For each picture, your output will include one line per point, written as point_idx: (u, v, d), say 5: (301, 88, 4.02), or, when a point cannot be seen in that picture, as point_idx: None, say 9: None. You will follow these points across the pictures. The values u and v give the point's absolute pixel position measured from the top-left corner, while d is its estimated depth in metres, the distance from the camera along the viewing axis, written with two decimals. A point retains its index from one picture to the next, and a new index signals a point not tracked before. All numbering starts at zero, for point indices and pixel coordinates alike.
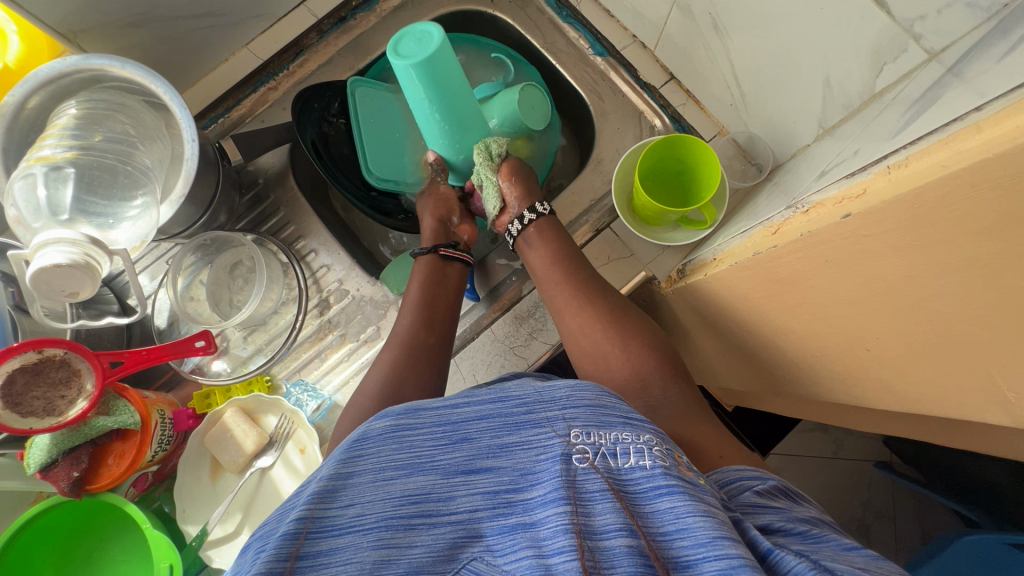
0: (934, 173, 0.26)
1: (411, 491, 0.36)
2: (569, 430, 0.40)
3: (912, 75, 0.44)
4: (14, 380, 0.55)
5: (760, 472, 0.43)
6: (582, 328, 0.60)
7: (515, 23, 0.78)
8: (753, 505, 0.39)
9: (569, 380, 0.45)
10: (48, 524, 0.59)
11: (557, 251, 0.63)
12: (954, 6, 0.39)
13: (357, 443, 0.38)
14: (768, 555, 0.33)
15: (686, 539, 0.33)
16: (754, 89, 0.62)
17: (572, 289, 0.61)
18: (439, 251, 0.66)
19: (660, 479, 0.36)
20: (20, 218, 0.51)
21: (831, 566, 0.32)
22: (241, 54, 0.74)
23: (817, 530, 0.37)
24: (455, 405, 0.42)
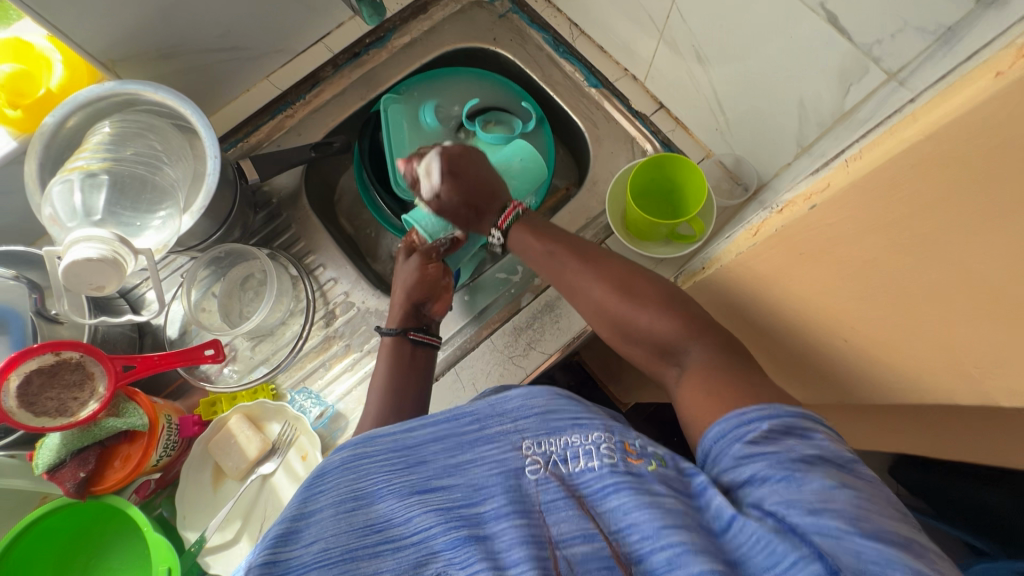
0: (883, 158, 0.30)
1: (370, 521, 0.40)
2: (522, 441, 0.45)
3: (875, 94, 0.48)
4: (31, 381, 0.57)
5: (765, 408, 0.43)
6: (592, 302, 0.60)
7: (516, 59, 0.85)
8: (741, 459, 0.41)
9: (521, 391, 0.50)
10: (52, 525, 0.60)
11: (539, 232, 0.65)
12: (905, 31, 0.43)
13: (317, 478, 0.42)
14: (729, 528, 0.38)
15: (634, 535, 0.38)
16: (738, 116, 0.67)
17: (578, 256, 0.62)
18: (407, 334, 0.67)
19: (608, 477, 0.42)
20: (55, 217, 0.55)
21: (795, 526, 0.36)
22: (262, 85, 0.80)
23: (805, 472, 0.38)
24: (408, 428, 0.47)
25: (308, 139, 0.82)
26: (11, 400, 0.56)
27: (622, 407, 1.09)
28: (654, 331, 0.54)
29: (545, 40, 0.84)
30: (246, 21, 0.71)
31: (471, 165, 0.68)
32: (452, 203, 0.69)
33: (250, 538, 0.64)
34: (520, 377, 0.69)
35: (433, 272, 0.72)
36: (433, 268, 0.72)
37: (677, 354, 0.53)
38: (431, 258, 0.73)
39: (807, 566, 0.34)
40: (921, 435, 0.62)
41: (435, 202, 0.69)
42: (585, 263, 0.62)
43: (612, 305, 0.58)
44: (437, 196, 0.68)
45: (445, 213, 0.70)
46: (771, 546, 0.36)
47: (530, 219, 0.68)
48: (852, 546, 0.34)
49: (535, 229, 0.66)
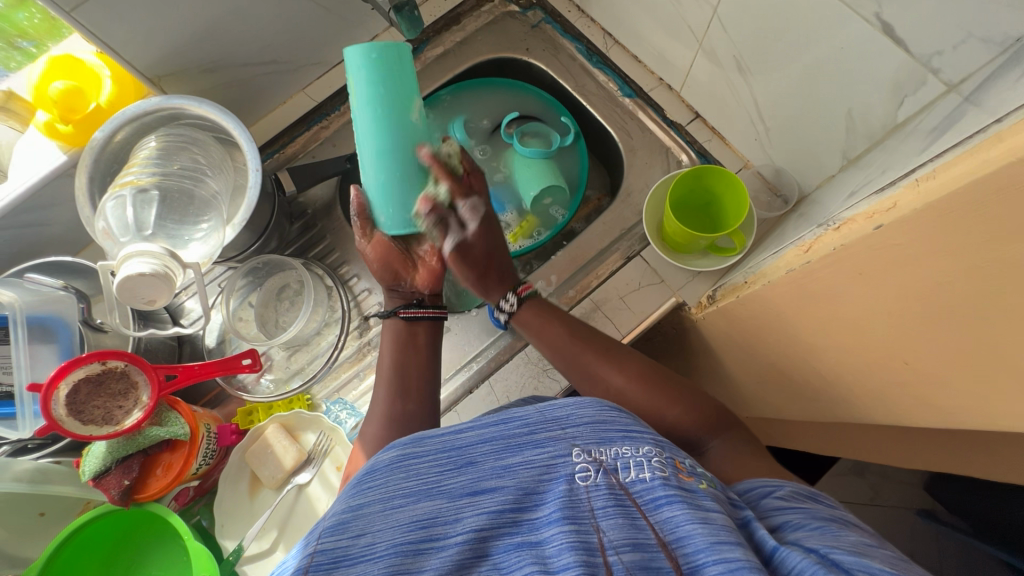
0: (961, 181, 0.29)
1: (417, 517, 0.40)
2: (574, 449, 0.44)
3: (934, 105, 0.47)
4: (79, 390, 0.59)
5: (787, 482, 0.45)
6: (614, 395, 0.59)
7: (549, 69, 0.85)
8: (773, 511, 0.41)
9: (571, 398, 0.48)
10: (95, 531, 0.61)
11: (552, 319, 0.64)
12: (968, 41, 0.42)
13: (367, 476, 0.42)
14: (774, 555, 0.36)
15: (688, 546, 0.36)
16: (780, 127, 0.66)
17: (594, 351, 0.61)
18: (398, 313, 0.65)
19: (659, 490, 0.40)
20: (108, 231, 0.57)
21: (839, 561, 0.34)
22: (298, 97, 0.81)
23: (839, 528, 0.38)
24: (458, 430, 0.46)
25: (343, 150, 0.82)
26: (59, 408, 0.57)
27: None
28: (676, 427, 0.54)
29: (578, 50, 0.84)
30: (285, 35, 0.72)
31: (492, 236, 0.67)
32: (479, 245, 0.66)
33: (287, 547, 0.65)
34: (554, 391, 0.68)
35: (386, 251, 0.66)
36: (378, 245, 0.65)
37: (686, 435, 0.54)
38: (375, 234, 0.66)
39: None
40: (971, 458, 0.60)
41: (464, 243, 0.65)
42: (602, 357, 0.60)
43: (634, 399, 0.57)
44: (469, 239, 0.65)
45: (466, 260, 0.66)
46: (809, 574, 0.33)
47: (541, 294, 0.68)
48: None
49: (546, 309, 0.65)
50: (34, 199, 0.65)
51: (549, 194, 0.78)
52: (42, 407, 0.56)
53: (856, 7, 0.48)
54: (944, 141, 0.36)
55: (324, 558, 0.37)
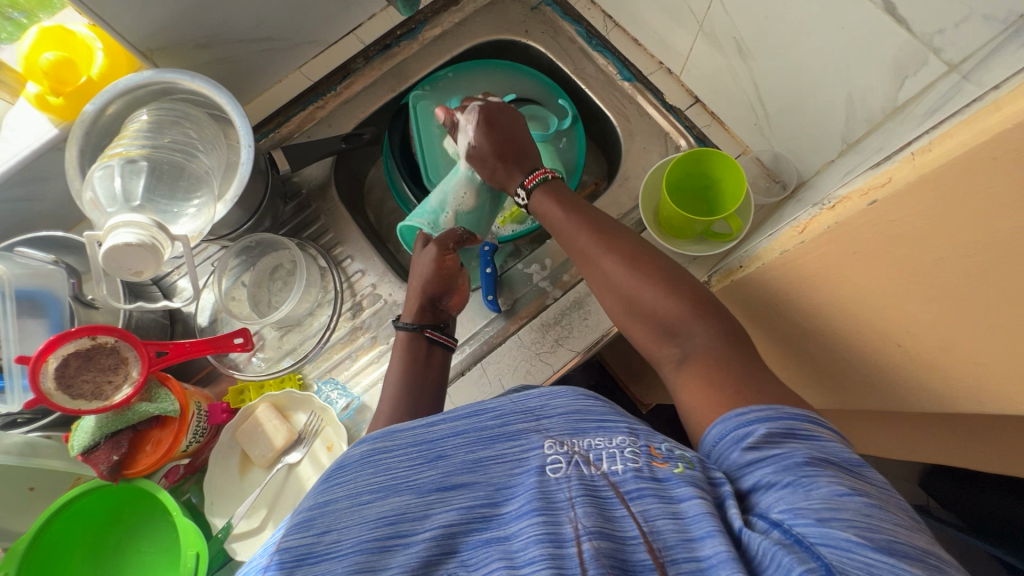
0: (960, 151, 0.28)
1: (385, 514, 0.39)
2: (546, 440, 0.44)
3: (934, 86, 0.46)
4: (68, 364, 0.58)
5: (766, 409, 0.43)
6: (604, 278, 0.59)
7: (548, 52, 0.84)
8: (745, 466, 0.40)
9: (545, 389, 0.49)
10: (82, 508, 0.61)
11: (559, 197, 0.65)
12: (971, 19, 0.41)
13: (338, 470, 0.42)
14: (739, 535, 0.37)
15: (660, 540, 0.37)
16: (780, 111, 0.65)
17: (593, 233, 0.61)
18: (423, 331, 0.66)
19: (633, 482, 0.41)
20: (96, 201, 0.56)
21: (802, 536, 0.34)
22: (294, 76, 0.81)
23: (812, 477, 0.37)
24: (429, 424, 0.46)
25: (338, 130, 0.81)
26: (48, 381, 0.57)
27: (643, 409, 1.08)
28: (658, 311, 0.55)
29: (577, 32, 0.83)
30: (281, 11, 0.72)
31: (511, 121, 0.71)
32: (484, 149, 0.69)
33: (276, 525, 0.64)
34: (547, 374, 0.68)
35: (450, 264, 0.68)
36: (450, 259, 0.68)
37: (670, 320, 0.54)
38: (448, 248, 0.69)
39: None
40: (963, 448, 0.60)
41: (469, 148, 0.69)
42: (600, 237, 0.60)
43: (622, 281, 0.58)
44: (472, 144, 0.69)
45: (475, 161, 0.70)
46: (776, 559, 0.33)
47: (556, 184, 0.68)
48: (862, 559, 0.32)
49: (556, 195, 0.65)
50: (25, 172, 0.65)
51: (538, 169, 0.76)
52: (31, 380, 0.56)
53: None
54: (943, 116, 0.35)
55: (289, 555, 0.36)
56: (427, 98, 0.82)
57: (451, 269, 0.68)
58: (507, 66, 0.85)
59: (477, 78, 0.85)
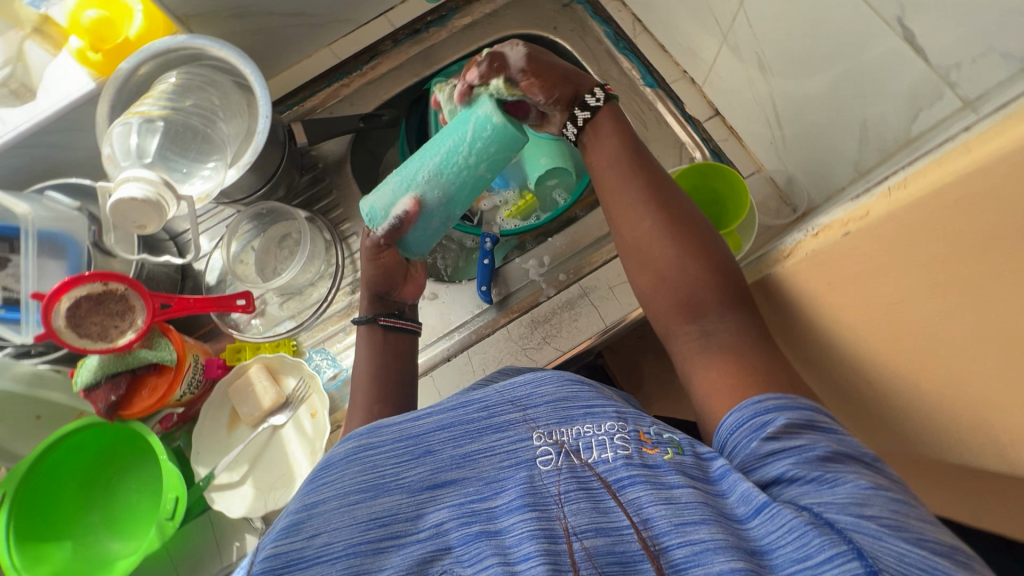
0: None
1: (376, 514, 0.42)
2: (535, 431, 0.46)
3: (946, 121, 0.44)
4: (79, 306, 0.62)
5: (782, 399, 0.43)
6: (646, 236, 0.55)
7: (574, 50, 0.83)
8: (765, 457, 0.41)
9: (531, 377, 0.50)
10: (80, 439, 0.66)
11: (618, 138, 0.60)
12: (988, 55, 0.39)
13: (323, 471, 0.45)
14: (763, 510, 0.38)
15: (654, 528, 0.39)
16: (796, 131, 0.63)
17: (643, 185, 0.57)
18: (376, 321, 0.65)
19: (622, 470, 0.43)
20: (112, 157, 0.59)
21: (833, 521, 0.35)
22: (323, 53, 0.83)
23: (832, 471, 0.39)
24: (416, 418, 0.49)
25: (360, 109, 0.83)
26: (59, 319, 0.61)
27: None
28: (691, 285, 0.52)
29: (606, 33, 0.83)
30: None
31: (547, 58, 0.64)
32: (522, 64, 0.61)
33: (254, 481, 0.67)
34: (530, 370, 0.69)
35: (388, 258, 0.66)
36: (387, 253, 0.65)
37: (701, 299, 0.51)
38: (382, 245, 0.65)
39: (844, 563, 0.33)
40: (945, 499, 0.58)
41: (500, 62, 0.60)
42: (648, 189, 0.57)
43: (662, 246, 0.54)
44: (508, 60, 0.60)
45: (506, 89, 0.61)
46: (806, 538, 0.35)
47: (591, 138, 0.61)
48: (892, 547, 0.34)
49: (617, 117, 0.62)
50: (63, 121, 0.69)
51: (485, 167, 0.57)
52: (43, 316, 0.60)
53: (879, 9, 0.46)
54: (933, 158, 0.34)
55: (284, 560, 0.39)
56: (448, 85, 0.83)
57: (391, 263, 0.66)
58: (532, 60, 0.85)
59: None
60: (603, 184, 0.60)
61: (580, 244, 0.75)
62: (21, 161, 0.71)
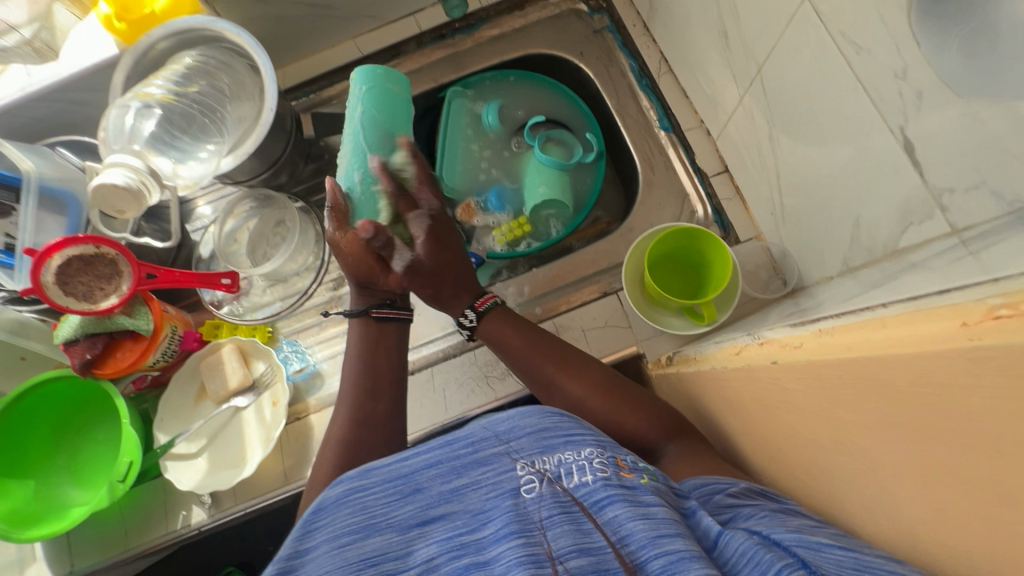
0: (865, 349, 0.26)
1: (365, 554, 0.40)
2: (519, 461, 0.46)
3: (931, 244, 0.42)
4: (69, 265, 0.65)
5: (730, 477, 0.45)
6: (570, 408, 0.59)
7: (596, 79, 0.81)
8: (723, 507, 0.42)
9: (515, 411, 0.51)
10: (55, 389, 0.70)
11: (512, 326, 0.63)
12: (980, 189, 0.37)
13: (313, 516, 0.43)
14: (717, 540, 0.38)
15: (632, 544, 0.38)
16: (796, 209, 0.61)
17: (551, 360, 0.61)
18: (370, 314, 0.65)
19: (602, 491, 0.42)
20: (106, 140, 0.62)
21: (778, 540, 0.35)
22: (346, 45, 0.83)
23: (789, 514, 0.39)
24: (404, 458, 0.48)
25: None
26: (48, 275, 0.64)
27: None
28: (636, 435, 0.56)
29: (630, 67, 0.81)
30: None
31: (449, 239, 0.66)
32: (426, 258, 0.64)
33: (210, 456, 0.70)
34: (488, 399, 0.69)
35: (352, 243, 0.63)
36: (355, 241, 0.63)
37: (646, 446, 0.56)
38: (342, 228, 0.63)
39: (787, 572, 0.32)
40: None
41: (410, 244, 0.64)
42: (561, 365, 0.61)
43: (596, 408, 0.58)
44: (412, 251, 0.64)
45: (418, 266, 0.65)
46: (754, 558, 0.35)
47: (502, 311, 0.65)
48: (832, 555, 0.32)
49: (510, 319, 0.64)
50: (83, 82, 0.71)
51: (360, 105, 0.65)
52: (32, 270, 0.62)
53: (885, 113, 0.43)
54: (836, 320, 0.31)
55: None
56: (463, 97, 0.83)
57: (358, 248, 0.63)
58: (553, 84, 0.84)
59: (519, 95, 0.84)
60: (518, 366, 0.62)
61: (560, 281, 0.73)
62: (42, 114, 0.73)
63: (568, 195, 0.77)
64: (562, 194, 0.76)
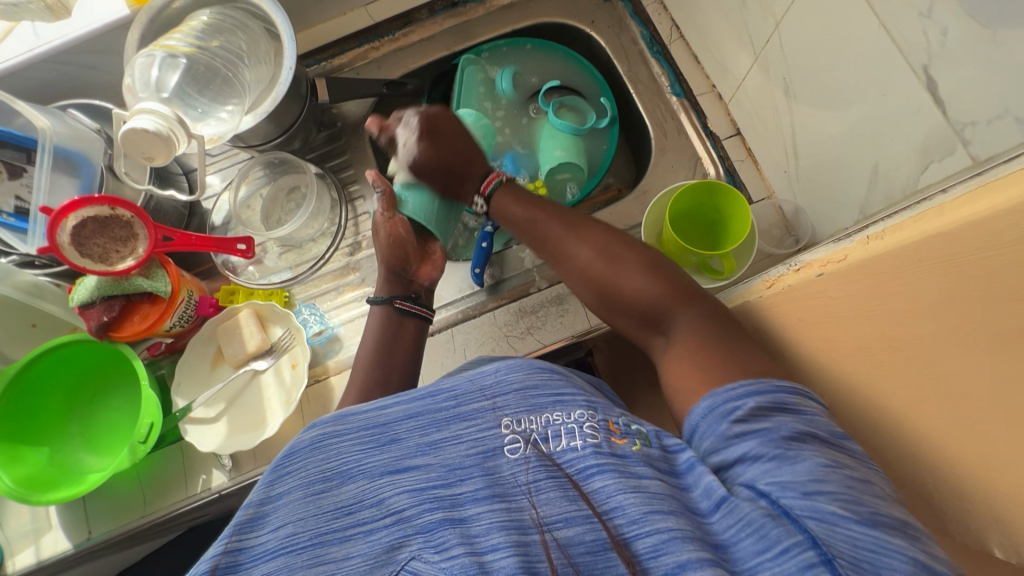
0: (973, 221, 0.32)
1: (340, 503, 0.40)
2: (502, 418, 0.45)
3: (953, 178, 0.44)
4: (85, 226, 0.64)
5: (752, 382, 0.43)
6: (580, 267, 0.60)
7: (607, 47, 0.83)
8: (732, 441, 0.42)
9: (501, 365, 0.49)
10: (68, 354, 0.69)
11: (514, 197, 0.68)
12: (1005, 118, 0.39)
13: (284, 459, 0.42)
14: (722, 503, 0.40)
15: (620, 518, 0.39)
16: (810, 165, 0.63)
17: (557, 223, 0.64)
18: (392, 303, 0.66)
19: (591, 458, 0.43)
20: (131, 87, 0.60)
21: (788, 508, 0.37)
22: (358, 12, 0.81)
23: (796, 452, 0.40)
24: (382, 406, 0.46)
25: (386, 74, 0.84)
26: (65, 237, 0.63)
27: None
28: (642, 300, 0.55)
29: (642, 35, 0.82)
30: None
31: (449, 127, 0.71)
32: (427, 160, 0.70)
33: (228, 421, 0.69)
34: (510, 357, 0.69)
35: (399, 228, 0.71)
36: (398, 224, 0.71)
37: (655, 311, 0.54)
38: (392, 212, 0.71)
39: (800, 554, 0.35)
40: None
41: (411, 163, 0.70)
42: (561, 228, 0.63)
43: (598, 272, 0.58)
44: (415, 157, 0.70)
45: (421, 172, 0.71)
46: (762, 531, 0.37)
47: (511, 185, 0.69)
48: (846, 532, 0.36)
49: (513, 192, 0.68)
50: (94, 43, 0.70)
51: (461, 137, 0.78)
52: (49, 231, 0.61)
53: (907, 54, 0.45)
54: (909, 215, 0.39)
55: (240, 555, 0.37)
56: (477, 64, 0.83)
57: (401, 236, 0.70)
58: (564, 51, 0.84)
59: (532, 61, 0.85)
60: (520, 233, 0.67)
61: None
62: (49, 76, 0.72)
63: (583, 159, 0.78)
64: (575, 158, 0.77)
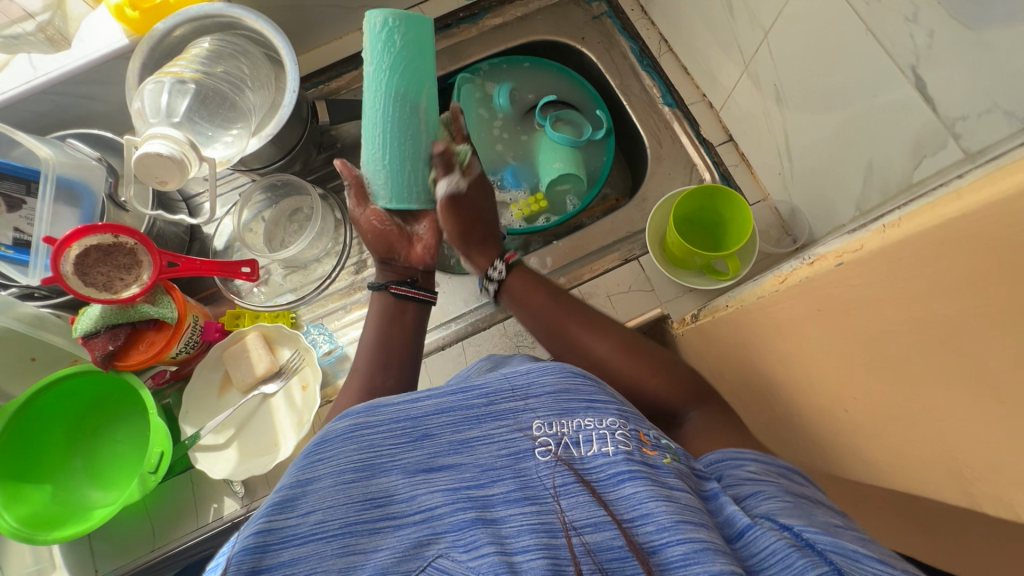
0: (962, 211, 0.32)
1: (371, 495, 0.39)
2: (535, 420, 0.45)
3: (946, 170, 0.46)
4: (88, 255, 0.63)
5: (760, 454, 0.45)
6: (601, 357, 0.60)
7: (599, 62, 0.85)
8: (741, 484, 0.42)
9: (534, 367, 0.49)
10: (70, 387, 0.67)
11: (541, 286, 0.65)
12: (993, 112, 0.41)
13: (318, 447, 0.42)
14: (743, 533, 0.37)
15: (649, 525, 0.37)
16: (804, 167, 0.65)
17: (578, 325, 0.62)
18: (389, 289, 0.65)
19: (622, 464, 0.41)
20: (141, 112, 0.60)
21: (813, 542, 0.34)
22: (355, 35, 0.83)
23: (811, 508, 0.39)
24: (414, 399, 0.46)
25: None
26: (68, 266, 0.62)
27: None
28: (661, 399, 0.56)
29: (631, 50, 0.85)
30: None
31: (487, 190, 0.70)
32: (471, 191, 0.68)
33: (239, 447, 0.68)
34: None
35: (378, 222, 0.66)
36: (378, 215, 0.65)
37: (671, 408, 0.56)
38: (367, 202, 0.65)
39: None
40: (913, 534, 0.59)
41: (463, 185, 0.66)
42: (587, 322, 0.62)
43: (619, 366, 0.59)
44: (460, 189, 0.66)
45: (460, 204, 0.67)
46: (787, 561, 0.34)
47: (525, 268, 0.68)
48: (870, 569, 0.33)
49: (529, 277, 0.67)
50: (93, 73, 0.70)
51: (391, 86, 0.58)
52: (52, 260, 0.60)
53: (896, 56, 0.48)
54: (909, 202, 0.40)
55: (271, 535, 0.36)
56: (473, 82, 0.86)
57: (383, 228, 0.66)
58: (557, 67, 0.88)
59: (527, 78, 0.88)
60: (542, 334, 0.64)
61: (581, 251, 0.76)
62: (45, 107, 0.72)
63: (583, 169, 0.80)
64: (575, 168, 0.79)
